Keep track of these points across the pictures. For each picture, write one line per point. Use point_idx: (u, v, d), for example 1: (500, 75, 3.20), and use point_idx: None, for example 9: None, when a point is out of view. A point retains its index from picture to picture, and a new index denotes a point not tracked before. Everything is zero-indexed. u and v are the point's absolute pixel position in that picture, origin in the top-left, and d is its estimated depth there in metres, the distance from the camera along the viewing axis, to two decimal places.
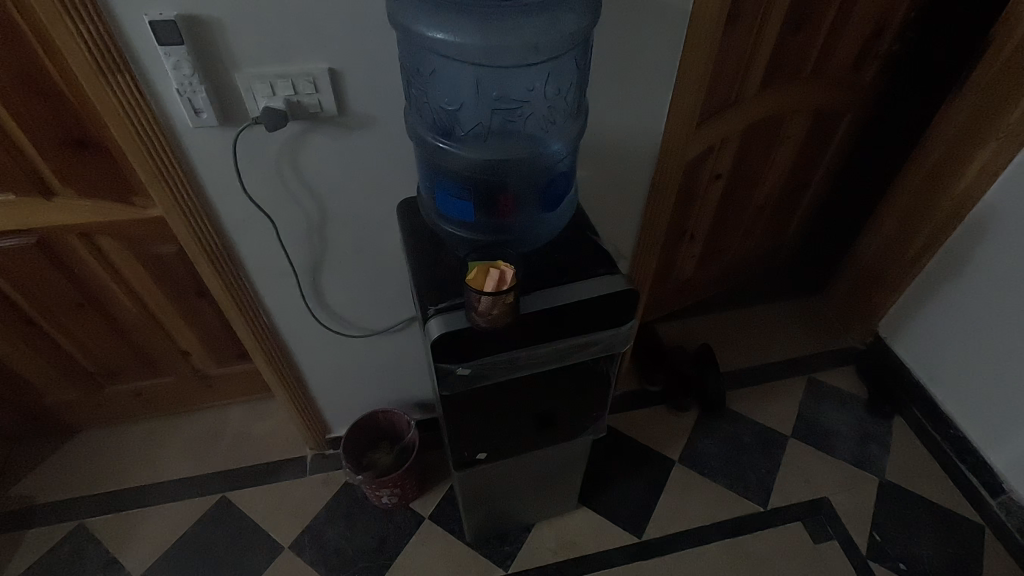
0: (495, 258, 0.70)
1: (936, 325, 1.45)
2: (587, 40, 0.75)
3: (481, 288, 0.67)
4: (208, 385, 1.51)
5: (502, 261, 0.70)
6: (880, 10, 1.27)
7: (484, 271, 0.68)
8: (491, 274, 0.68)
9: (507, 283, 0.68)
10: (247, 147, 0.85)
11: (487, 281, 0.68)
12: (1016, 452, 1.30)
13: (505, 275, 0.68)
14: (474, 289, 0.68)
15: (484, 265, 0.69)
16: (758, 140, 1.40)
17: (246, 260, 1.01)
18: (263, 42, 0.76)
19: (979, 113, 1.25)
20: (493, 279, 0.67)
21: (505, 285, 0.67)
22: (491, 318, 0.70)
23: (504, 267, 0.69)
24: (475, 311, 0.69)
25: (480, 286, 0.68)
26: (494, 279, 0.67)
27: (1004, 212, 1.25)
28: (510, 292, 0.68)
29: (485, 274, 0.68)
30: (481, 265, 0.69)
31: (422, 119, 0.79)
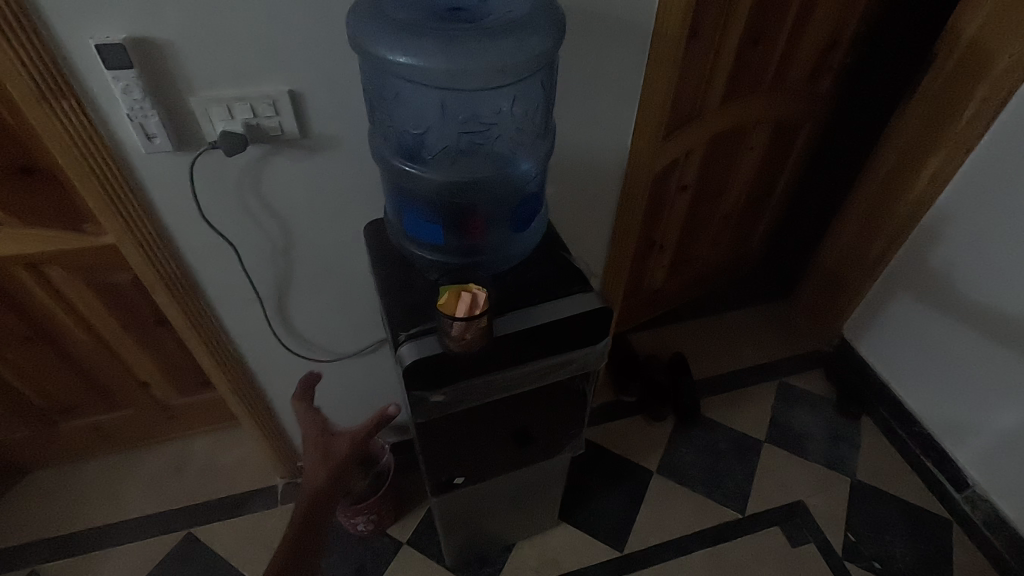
0: (465, 281, 0.68)
1: (897, 327, 1.50)
2: (553, 62, 0.75)
3: (452, 313, 0.66)
4: (170, 417, 1.45)
5: (474, 283, 0.69)
6: (832, 24, 1.31)
7: (457, 293, 0.66)
8: (463, 297, 0.66)
9: (479, 307, 0.66)
10: (204, 172, 0.82)
11: (458, 304, 0.66)
12: (977, 450, 1.35)
13: (479, 299, 0.66)
14: (445, 311, 0.66)
15: (455, 288, 0.67)
16: (722, 151, 1.42)
17: (207, 287, 0.97)
18: (219, 66, 0.73)
19: (929, 121, 1.30)
20: (465, 303, 0.66)
21: (477, 309, 0.66)
22: (464, 343, 0.68)
23: (477, 291, 0.67)
24: (448, 336, 0.68)
25: (451, 310, 0.66)
26: (466, 302, 0.66)
27: (954, 217, 1.31)
28: (482, 316, 0.67)
29: (456, 297, 0.66)
30: (453, 288, 0.67)
31: (388, 143, 0.77)
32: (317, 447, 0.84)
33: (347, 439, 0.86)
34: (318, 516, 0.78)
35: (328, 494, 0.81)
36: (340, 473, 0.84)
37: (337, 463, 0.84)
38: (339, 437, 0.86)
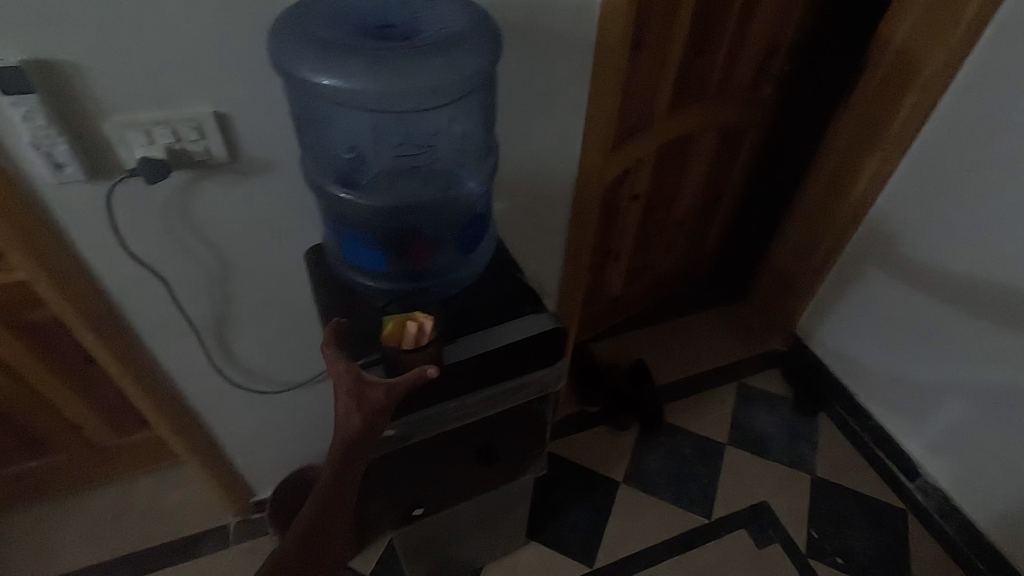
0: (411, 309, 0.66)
1: (846, 325, 1.55)
2: (491, 80, 0.73)
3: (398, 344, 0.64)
4: (108, 459, 1.35)
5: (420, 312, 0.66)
6: (769, 34, 1.35)
7: (404, 324, 0.64)
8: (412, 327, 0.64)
9: (426, 335, 0.64)
10: (125, 201, 0.76)
11: (406, 335, 0.64)
12: (926, 440, 1.41)
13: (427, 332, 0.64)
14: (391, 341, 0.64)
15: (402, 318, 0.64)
16: (671, 159, 1.44)
17: (137, 323, 0.91)
18: (134, 88, 0.68)
19: (865, 126, 1.34)
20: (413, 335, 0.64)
21: (424, 339, 0.64)
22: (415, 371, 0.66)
23: (423, 318, 0.64)
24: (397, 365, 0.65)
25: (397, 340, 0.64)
26: (412, 333, 0.63)
27: (893, 220, 1.37)
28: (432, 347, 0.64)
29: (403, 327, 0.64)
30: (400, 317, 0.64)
31: (321, 167, 0.73)
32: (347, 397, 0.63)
33: (382, 391, 0.63)
34: (337, 483, 0.68)
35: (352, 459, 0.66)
36: (369, 433, 0.64)
37: (367, 417, 0.63)
38: (372, 387, 0.63)
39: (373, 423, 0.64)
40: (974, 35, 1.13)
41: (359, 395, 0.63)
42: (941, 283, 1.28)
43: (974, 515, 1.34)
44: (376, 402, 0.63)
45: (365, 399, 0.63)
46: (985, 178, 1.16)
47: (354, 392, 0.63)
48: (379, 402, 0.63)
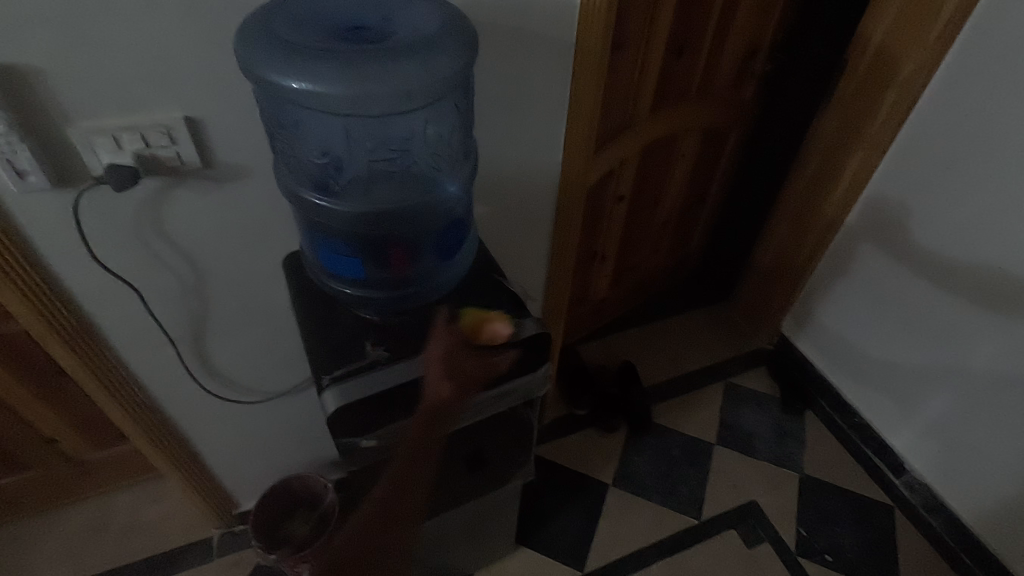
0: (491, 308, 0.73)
1: (832, 322, 1.57)
2: (466, 82, 0.71)
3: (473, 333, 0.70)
4: (85, 473, 1.32)
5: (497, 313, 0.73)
6: (749, 35, 1.35)
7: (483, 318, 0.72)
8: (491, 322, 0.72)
9: (501, 337, 0.71)
10: (93, 210, 0.74)
11: (484, 327, 0.71)
12: (909, 434, 1.43)
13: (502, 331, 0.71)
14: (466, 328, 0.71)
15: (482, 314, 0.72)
16: (654, 160, 1.44)
17: (110, 334, 0.88)
18: (100, 93, 0.66)
19: (846, 125, 1.35)
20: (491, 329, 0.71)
21: (500, 338, 0.71)
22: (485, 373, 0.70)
23: (498, 320, 0.72)
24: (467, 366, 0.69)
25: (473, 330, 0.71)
26: (491, 330, 0.71)
27: (874, 219, 1.39)
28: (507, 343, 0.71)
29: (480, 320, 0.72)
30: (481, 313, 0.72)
31: (294, 174, 0.71)
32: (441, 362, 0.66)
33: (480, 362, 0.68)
34: (400, 478, 0.64)
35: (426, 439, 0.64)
36: (455, 404, 0.64)
37: (455, 388, 0.64)
38: (472, 360, 0.67)
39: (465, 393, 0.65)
40: (951, 34, 1.14)
41: (454, 365, 0.66)
42: (919, 278, 1.31)
43: (958, 508, 1.35)
44: (469, 373, 0.66)
45: (459, 370, 0.65)
46: (964, 174, 1.19)
47: (448, 361, 0.66)
48: (472, 373, 0.66)
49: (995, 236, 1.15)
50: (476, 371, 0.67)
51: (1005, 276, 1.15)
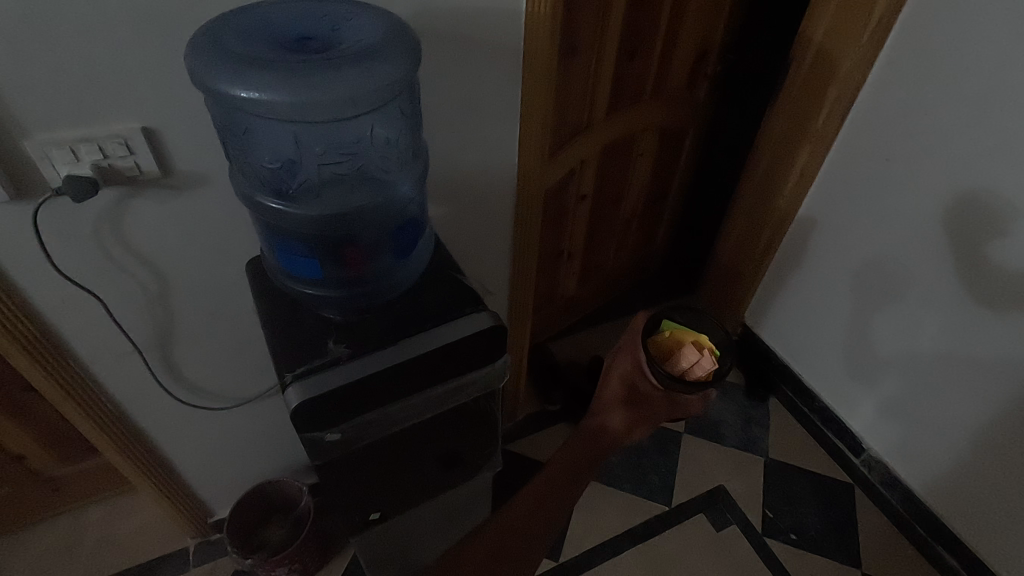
0: (697, 331, 0.65)
1: (792, 313, 1.63)
2: (413, 86, 0.74)
3: (667, 356, 0.62)
4: (55, 490, 1.31)
5: (704, 338, 0.64)
6: (699, 36, 1.40)
7: (686, 338, 0.63)
8: (693, 346, 0.62)
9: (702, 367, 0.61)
10: (54, 221, 0.75)
11: (680, 350, 0.62)
12: (866, 416, 1.50)
13: (704, 367, 0.60)
14: (653, 346, 0.64)
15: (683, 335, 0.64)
16: (614, 160, 1.48)
17: (75, 345, 0.89)
18: (55, 106, 0.67)
19: (792, 120, 1.42)
20: (691, 354, 0.61)
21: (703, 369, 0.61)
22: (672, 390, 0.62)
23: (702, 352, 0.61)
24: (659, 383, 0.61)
25: (668, 350, 0.63)
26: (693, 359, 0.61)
27: (823, 210, 1.46)
28: (704, 385, 0.61)
29: (683, 339, 0.64)
30: (685, 333, 0.64)
31: (250, 181, 0.73)
32: (622, 386, 0.65)
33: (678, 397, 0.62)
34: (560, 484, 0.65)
35: (568, 488, 0.65)
36: (621, 440, 0.66)
37: (629, 419, 0.65)
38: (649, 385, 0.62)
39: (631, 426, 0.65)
40: (882, 33, 1.21)
41: (636, 393, 0.64)
42: (888, 267, 1.34)
43: (914, 484, 1.43)
44: (655, 410, 0.63)
45: (643, 405, 0.64)
46: (904, 168, 1.26)
47: (631, 383, 0.64)
48: (657, 412, 0.64)
49: (961, 233, 1.18)
50: (667, 410, 0.63)
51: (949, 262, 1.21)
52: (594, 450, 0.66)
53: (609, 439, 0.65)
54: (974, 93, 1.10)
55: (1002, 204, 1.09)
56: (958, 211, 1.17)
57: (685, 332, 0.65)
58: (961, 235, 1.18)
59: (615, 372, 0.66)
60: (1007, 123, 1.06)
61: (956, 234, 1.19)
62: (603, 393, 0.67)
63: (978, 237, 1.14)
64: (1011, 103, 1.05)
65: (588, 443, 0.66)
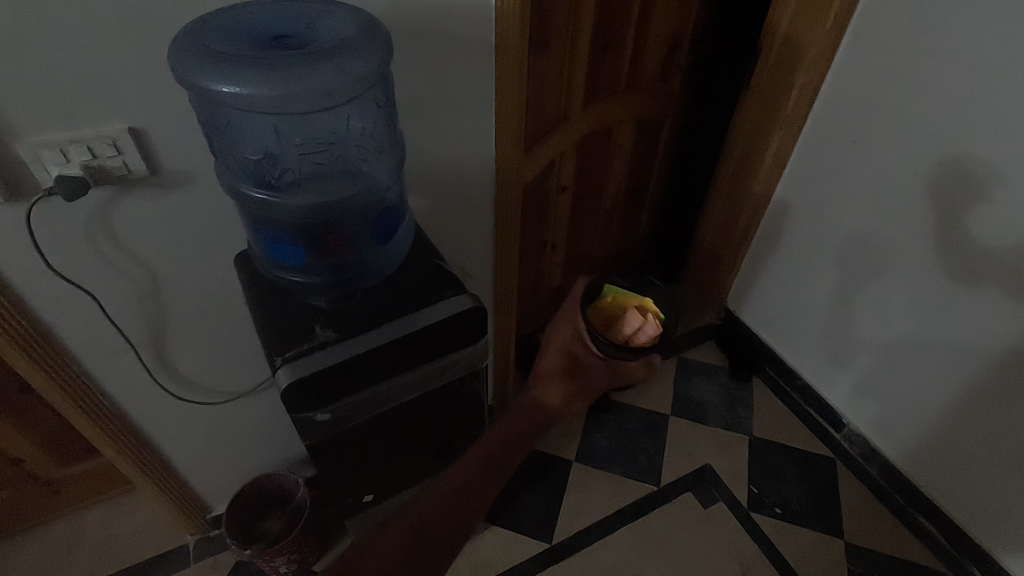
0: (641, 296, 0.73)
1: (771, 295, 1.67)
2: (385, 78, 0.77)
3: (610, 324, 0.71)
4: (54, 492, 1.33)
5: (647, 302, 0.72)
6: (671, 27, 1.42)
7: (631, 304, 0.71)
8: (637, 312, 0.70)
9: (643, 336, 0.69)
10: (48, 222, 0.78)
11: (624, 317, 0.70)
12: (844, 391, 1.55)
13: (646, 332, 0.68)
14: (596, 314, 0.72)
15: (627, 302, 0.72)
16: (592, 150, 1.52)
17: (72, 344, 0.91)
18: (45, 108, 0.70)
19: (764, 107, 1.47)
20: (635, 319, 0.70)
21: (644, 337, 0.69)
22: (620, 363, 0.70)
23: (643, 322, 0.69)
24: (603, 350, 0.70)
25: (614, 316, 0.71)
26: (634, 330, 0.69)
27: (797, 193, 1.50)
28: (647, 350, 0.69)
29: (626, 305, 0.72)
30: (629, 298, 0.72)
31: (235, 174, 0.76)
32: (562, 356, 0.73)
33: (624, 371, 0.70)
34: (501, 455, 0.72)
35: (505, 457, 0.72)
36: (558, 413, 0.73)
37: (566, 391, 0.73)
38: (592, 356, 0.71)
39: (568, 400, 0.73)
40: (845, 19, 1.25)
41: (576, 364, 0.73)
42: (859, 246, 1.39)
43: (892, 456, 1.48)
44: (593, 379, 0.72)
45: (583, 374, 0.73)
46: (871, 148, 1.30)
47: (572, 353, 0.73)
48: (596, 380, 0.72)
49: (950, 197, 1.17)
50: (606, 378, 0.72)
51: (918, 237, 1.25)
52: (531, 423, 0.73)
53: (546, 411, 0.73)
54: (932, 73, 1.15)
55: (965, 179, 1.14)
56: (940, 179, 1.18)
57: (628, 297, 0.73)
58: (939, 204, 1.19)
59: (556, 345, 0.74)
60: (964, 100, 1.11)
61: (934, 205, 1.20)
62: (544, 364, 0.75)
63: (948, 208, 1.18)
64: (968, 82, 1.09)
65: (525, 415, 0.73)
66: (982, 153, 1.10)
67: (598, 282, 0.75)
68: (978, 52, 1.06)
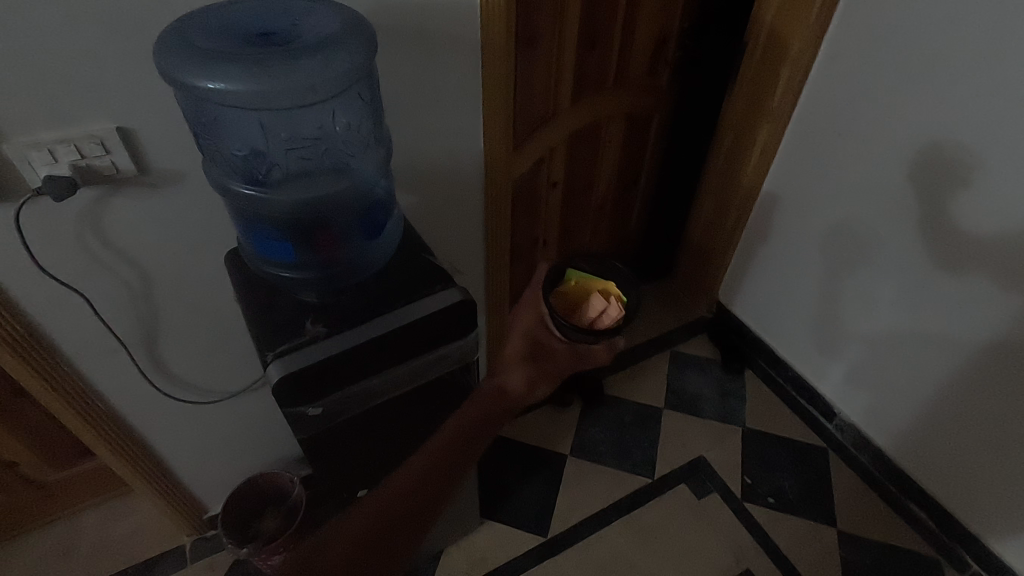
0: (604, 279, 0.69)
1: (762, 288, 1.69)
2: (370, 73, 0.78)
3: (574, 307, 0.66)
4: (49, 495, 1.33)
5: (612, 286, 0.68)
6: (659, 22, 1.42)
7: (593, 288, 0.67)
8: (600, 295, 0.67)
9: (608, 317, 0.65)
10: (37, 223, 0.78)
11: (587, 301, 0.66)
12: (835, 382, 1.57)
13: (610, 315, 0.65)
14: (558, 298, 0.67)
15: (589, 285, 0.68)
16: (583, 146, 1.52)
17: (64, 346, 0.92)
18: (31, 109, 0.70)
19: (751, 100, 1.49)
20: (598, 303, 0.65)
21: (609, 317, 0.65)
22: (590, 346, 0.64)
23: (607, 303, 0.65)
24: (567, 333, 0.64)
25: (576, 300, 0.67)
26: (597, 311, 0.65)
27: (785, 186, 1.51)
28: (612, 333, 0.64)
29: (590, 288, 0.68)
30: (591, 282, 0.68)
31: (224, 170, 0.77)
32: (525, 342, 0.66)
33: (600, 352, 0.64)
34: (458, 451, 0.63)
35: (460, 454, 0.62)
36: (521, 400, 0.64)
37: (531, 376, 0.64)
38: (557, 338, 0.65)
39: (534, 386, 0.64)
40: (828, 13, 1.27)
41: (541, 349, 0.65)
42: (846, 237, 1.40)
43: (884, 445, 1.49)
44: (558, 365, 0.65)
45: (546, 360, 0.66)
46: (856, 140, 1.31)
47: (534, 339, 0.67)
48: (560, 365, 0.66)
49: (936, 187, 1.18)
50: (572, 363, 0.66)
51: (906, 227, 1.26)
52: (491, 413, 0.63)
53: (509, 399, 0.63)
54: (915, 64, 1.16)
55: (950, 169, 1.15)
56: (923, 171, 1.20)
57: (592, 281, 0.69)
58: (925, 196, 1.20)
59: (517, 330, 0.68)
60: (945, 90, 1.12)
61: (922, 196, 1.21)
62: (505, 350, 0.66)
63: (934, 199, 1.19)
64: (951, 73, 1.11)
65: (488, 404, 0.63)
66: (965, 143, 1.12)
67: (560, 266, 0.70)
68: (958, 43, 1.08)
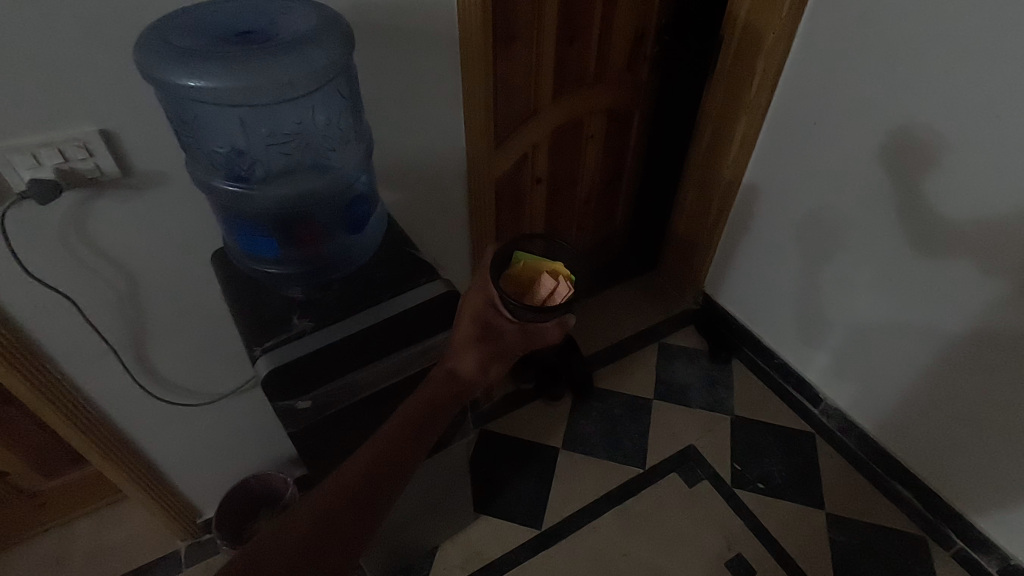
0: (553, 259, 0.70)
1: (745, 278, 1.72)
2: (348, 69, 0.79)
3: (525, 290, 0.67)
4: (41, 505, 1.33)
5: (559, 265, 0.69)
6: (636, 18, 1.45)
7: (541, 268, 0.68)
8: (549, 274, 0.67)
9: (559, 296, 0.66)
10: (22, 228, 0.79)
11: (537, 282, 0.67)
12: (820, 367, 1.60)
13: (560, 294, 0.66)
14: (507, 282, 0.67)
15: (538, 266, 0.68)
16: (564, 142, 1.55)
17: (52, 350, 0.92)
18: (13, 112, 0.71)
19: (728, 95, 1.52)
20: (548, 282, 0.66)
21: (559, 296, 0.66)
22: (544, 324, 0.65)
23: (557, 281, 0.67)
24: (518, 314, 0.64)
25: (525, 283, 0.67)
26: (549, 291, 0.66)
27: (764, 176, 1.54)
28: (562, 310, 0.66)
29: (538, 268, 0.68)
30: (539, 263, 0.68)
31: (207, 168, 0.78)
32: (475, 325, 0.68)
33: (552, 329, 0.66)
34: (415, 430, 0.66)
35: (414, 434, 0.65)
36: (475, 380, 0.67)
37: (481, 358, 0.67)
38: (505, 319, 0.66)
39: (487, 367, 0.67)
40: (798, 7, 1.30)
41: (491, 331, 0.67)
42: (824, 224, 1.43)
43: (869, 428, 1.52)
44: (508, 344, 0.67)
45: (498, 340, 0.67)
46: (832, 129, 1.34)
47: (485, 320, 0.68)
48: (511, 345, 0.67)
49: (911, 173, 1.21)
50: (523, 344, 0.67)
51: (885, 214, 1.29)
52: (443, 395, 0.67)
53: (462, 381, 0.67)
54: (886, 54, 1.19)
55: (925, 156, 1.18)
56: (898, 159, 1.23)
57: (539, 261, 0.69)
58: (902, 183, 1.23)
59: (466, 314, 0.69)
60: (915, 79, 1.16)
61: (899, 183, 1.24)
62: (457, 333, 0.69)
63: (910, 186, 1.22)
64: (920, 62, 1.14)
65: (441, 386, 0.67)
66: (937, 130, 1.15)
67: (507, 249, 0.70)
68: (925, 32, 1.11)
